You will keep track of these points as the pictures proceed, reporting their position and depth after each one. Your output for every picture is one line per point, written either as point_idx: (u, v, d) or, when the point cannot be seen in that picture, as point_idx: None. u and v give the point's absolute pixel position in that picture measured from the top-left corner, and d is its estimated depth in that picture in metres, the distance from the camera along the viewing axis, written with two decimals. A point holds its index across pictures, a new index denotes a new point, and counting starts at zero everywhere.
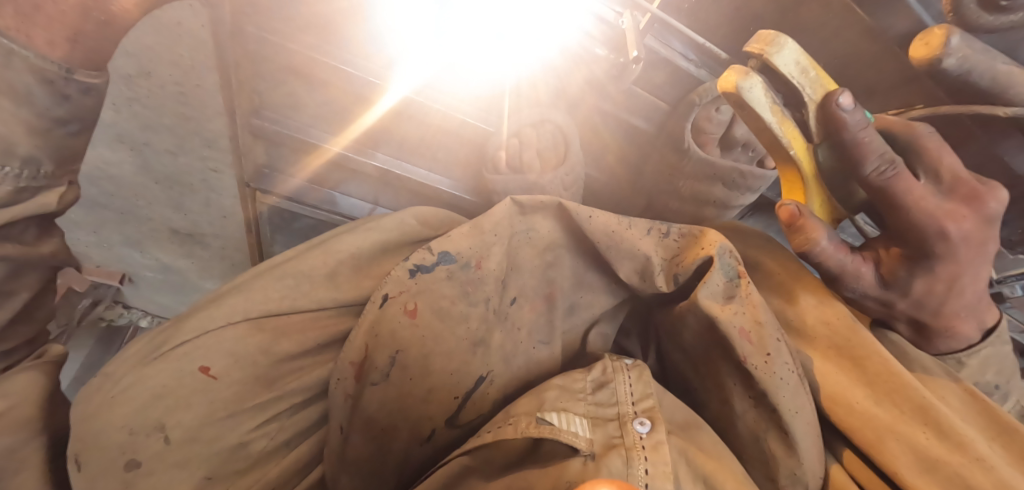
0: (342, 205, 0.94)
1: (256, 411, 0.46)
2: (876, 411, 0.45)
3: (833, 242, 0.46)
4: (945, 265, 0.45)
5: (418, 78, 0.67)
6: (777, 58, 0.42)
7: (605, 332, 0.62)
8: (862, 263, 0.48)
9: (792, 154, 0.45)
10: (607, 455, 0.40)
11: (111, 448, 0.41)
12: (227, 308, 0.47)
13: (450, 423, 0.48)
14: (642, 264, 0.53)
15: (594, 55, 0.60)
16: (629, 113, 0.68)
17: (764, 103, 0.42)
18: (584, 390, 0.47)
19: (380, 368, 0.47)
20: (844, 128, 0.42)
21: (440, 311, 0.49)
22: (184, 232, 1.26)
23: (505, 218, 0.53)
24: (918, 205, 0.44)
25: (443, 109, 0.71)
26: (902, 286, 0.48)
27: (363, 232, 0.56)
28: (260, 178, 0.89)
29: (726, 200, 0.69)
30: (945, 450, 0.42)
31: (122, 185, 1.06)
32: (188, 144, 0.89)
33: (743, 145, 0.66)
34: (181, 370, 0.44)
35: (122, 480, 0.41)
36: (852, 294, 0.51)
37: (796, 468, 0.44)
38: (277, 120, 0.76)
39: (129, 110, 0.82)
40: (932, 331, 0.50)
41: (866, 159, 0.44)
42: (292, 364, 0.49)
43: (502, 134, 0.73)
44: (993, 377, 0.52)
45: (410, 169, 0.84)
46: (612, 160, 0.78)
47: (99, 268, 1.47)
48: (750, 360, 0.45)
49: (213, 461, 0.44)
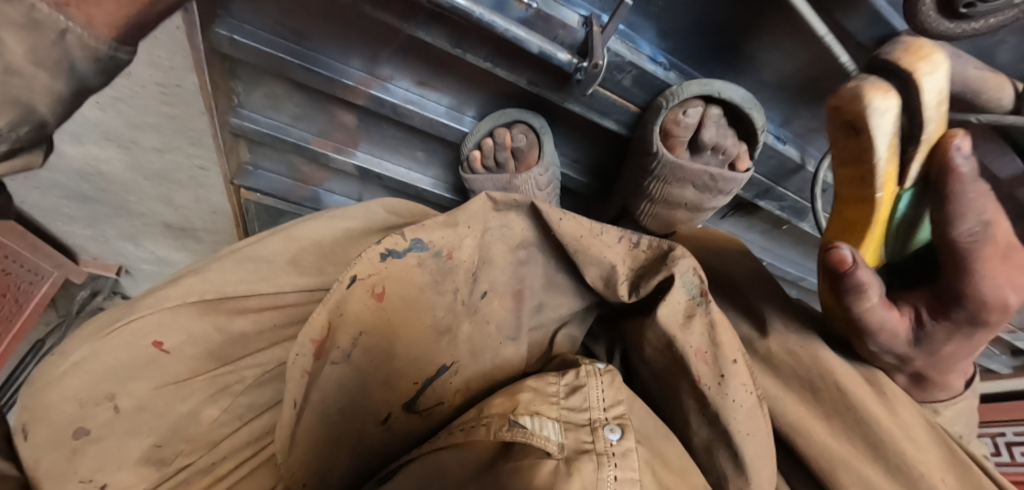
0: (327, 202, 0.96)
1: (207, 385, 0.49)
2: (830, 442, 0.47)
3: (881, 298, 0.44)
4: (979, 334, 0.45)
5: (392, 79, 0.68)
6: (926, 79, 0.41)
7: (573, 333, 0.64)
8: (902, 321, 0.46)
9: (880, 196, 0.45)
10: (579, 459, 0.41)
11: (61, 418, 0.44)
12: (182, 288, 0.49)
13: (408, 409, 0.52)
14: (608, 272, 0.53)
15: (556, 60, 0.55)
16: (599, 116, 0.66)
17: (885, 130, 0.41)
18: (558, 394, 0.48)
19: (343, 349, 0.45)
20: (958, 177, 0.40)
21: (408, 298, 0.48)
22: (177, 226, 1.28)
23: (481, 212, 0.51)
24: (980, 274, 0.42)
25: (417, 111, 0.70)
26: (934, 346, 0.46)
27: (327, 219, 0.59)
28: (245, 175, 0.91)
29: (699, 202, 0.71)
30: (892, 485, 0.44)
31: (112, 181, 1.07)
32: (174, 142, 0.90)
33: (713, 149, 0.66)
34: (133, 344, 0.46)
35: (69, 448, 0.43)
36: (876, 349, 0.49)
37: (744, 486, 0.46)
38: (257, 118, 0.77)
39: (114, 109, 0.83)
40: (931, 382, 0.51)
41: (964, 217, 0.41)
42: (246, 342, 0.52)
43: (479, 131, 0.71)
44: (960, 427, 0.54)
45: (389, 167, 0.84)
46: (587, 158, 0.79)
47: (96, 260, 1.50)
48: (702, 381, 0.47)
49: (164, 429, 0.46)
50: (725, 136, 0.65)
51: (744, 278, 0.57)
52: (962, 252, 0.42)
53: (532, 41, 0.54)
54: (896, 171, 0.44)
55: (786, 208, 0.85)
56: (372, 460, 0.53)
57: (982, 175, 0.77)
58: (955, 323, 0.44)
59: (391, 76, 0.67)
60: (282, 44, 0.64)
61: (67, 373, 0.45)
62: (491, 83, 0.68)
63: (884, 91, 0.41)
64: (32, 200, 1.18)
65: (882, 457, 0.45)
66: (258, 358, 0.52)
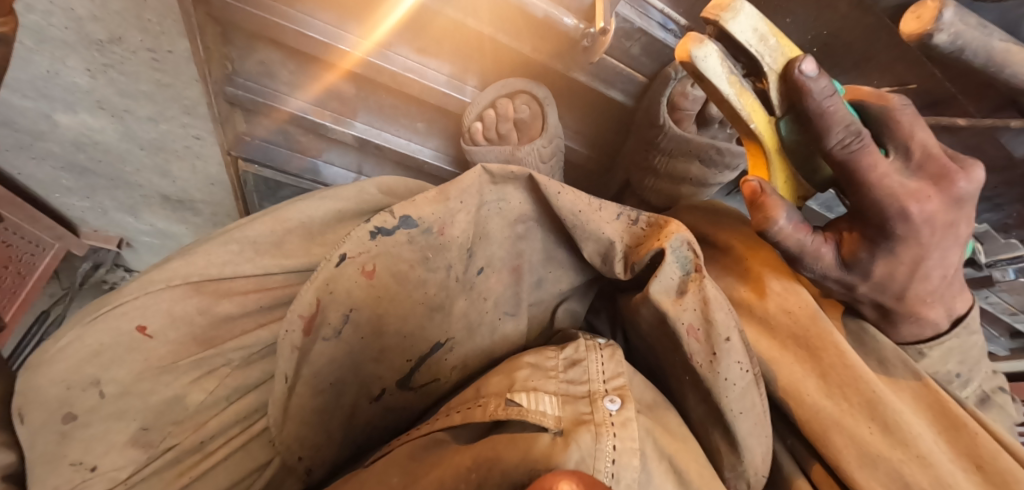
0: (326, 174, 0.94)
1: (192, 367, 0.47)
2: (826, 403, 0.46)
3: (796, 222, 0.42)
4: (908, 247, 0.43)
5: (391, 46, 0.65)
6: (731, 24, 0.36)
7: (573, 308, 0.64)
8: (823, 245, 0.44)
9: (753, 129, 0.40)
10: (577, 430, 0.40)
11: (49, 401, 0.42)
12: (169, 270, 0.49)
13: (402, 385, 0.52)
14: (605, 248, 0.52)
15: (563, 25, 0.54)
16: (606, 86, 0.65)
17: (718, 73, 0.37)
18: (556, 368, 0.48)
19: (332, 325, 0.46)
20: (809, 96, 0.37)
21: (398, 275, 0.48)
22: (175, 198, 1.26)
23: (474, 186, 0.50)
24: (885, 182, 0.40)
25: (418, 78, 0.68)
26: (862, 266, 0.44)
27: (317, 200, 0.58)
28: (242, 145, 0.88)
29: (703, 177, 0.68)
30: (886, 446, 0.43)
31: (108, 151, 1.06)
32: (167, 111, 0.88)
33: (720, 123, 0.65)
34: (118, 327, 0.45)
35: (58, 432, 0.42)
36: (811, 275, 0.47)
37: (739, 461, 0.46)
38: (254, 87, 0.75)
39: (105, 76, 0.80)
40: (897, 314, 0.48)
41: (831, 131, 0.39)
42: (233, 324, 0.50)
43: (481, 102, 0.70)
44: (954, 367, 0.53)
45: (388, 138, 0.82)
46: (591, 133, 0.77)
47: (97, 233, 1.51)
48: (695, 358, 0.46)
49: (150, 412, 0.45)
50: None
51: (745, 253, 0.56)
52: (848, 165, 0.40)
53: (538, 5, 0.53)
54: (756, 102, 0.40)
55: None
56: (369, 439, 0.53)
57: (998, 155, 0.74)
58: (871, 237, 0.43)
59: (390, 43, 0.65)
60: (275, 7, 0.61)
61: (51, 356, 0.44)
62: (493, 48, 0.66)
63: (700, 40, 0.37)
64: (27, 170, 1.16)
65: (877, 416, 0.44)
66: (245, 340, 0.50)
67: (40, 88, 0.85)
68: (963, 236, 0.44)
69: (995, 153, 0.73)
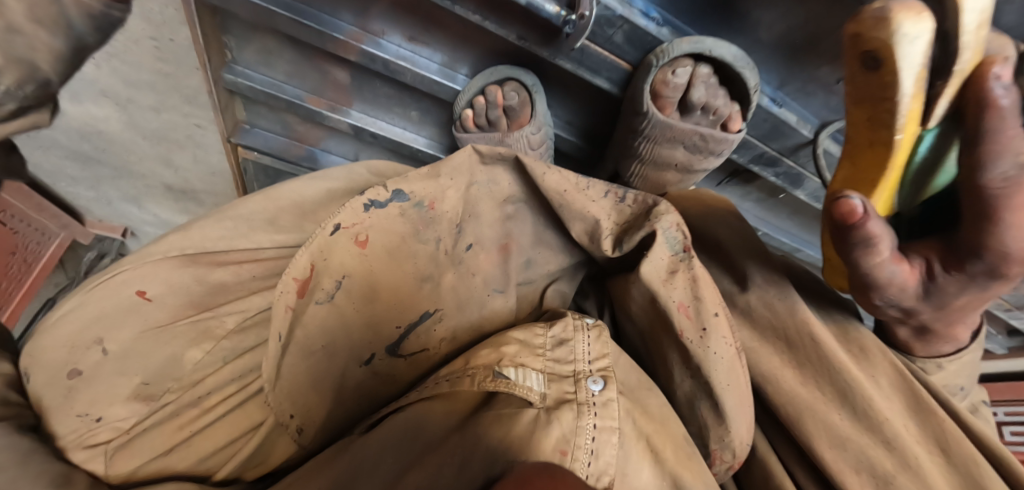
0: (323, 162, 0.96)
1: (189, 330, 0.50)
2: (800, 390, 0.48)
3: (892, 250, 0.37)
4: (1002, 288, 0.39)
5: (383, 34, 0.67)
6: (908, 24, 0.31)
7: (563, 290, 0.65)
8: (913, 275, 0.39)
9: (898, 138, 0.37)
10: (559, 408, 0.43)
11: (56, 362, 0.48)
12: (166, 244, 0.52)
13: (391, 352, 0.53)
14: (592, 227, 0.54)
15: (544, 11, 0.55)
16: (591, 74, 0.64)
17: (909, 64, 0.32)
18: (544, 346, 0.50)
19: (325, 290, 0.48)
20: (998, 114, 0.31)
21: (390, 247, 0.51)
22: (179, 188, 1.29)
23: (465, 165, 0.53)
24: (1021, 226, 0.33)
25: (409, 67, 0.69)
26: (944, 299, 0.40)
27: (306, 181, 0.60)
28: (242, 134, 0.91)
29: (688, 163, 0.71)
30: (857, 430, 0.45)
31: (112, 141, 1.08)
32: (170, 100, 0.91)
33: (703, 109, 0.66)
34: (119, 292, 0.49)
35: (65, 387, 0.47)
36: (881, 302, 0.43)
37: (725, 435, 0.48)
38: (253, 76, 0.77)
39: (109, 66, 0.83)
40: (934, 335, 0.47)
41: (999, 158, 0.32)
42: (227, 291, 0.53)
43: (470, 89, 0.71)
44: (963, 381, 0.52)
45: (384, 126, 0.85)
46: (580, 120, 0.78)
47: (103, 222, 1.55)
48: (685, 335, 0.48)
49: (150, 369, 0.49)
50: (714, 95, 0.64)
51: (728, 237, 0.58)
52: (990, 199, 0.33)
53: None
54: (920, 109, 0.36)
55: (778, 173, 0.82)
56: (366, 406, 0.54)
57: None
58: (970, 279, 0.38)
59: (383, 31, 0.67)
60: None
61: (57, 321, 0.49)
62: (483, 38, 0.67)
63: (915, 12, 0.32)
64: (33, 160, 1.19)
65: (849, 402, 0.46)
66: (239, 304, 0.52)
67: None
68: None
69: None
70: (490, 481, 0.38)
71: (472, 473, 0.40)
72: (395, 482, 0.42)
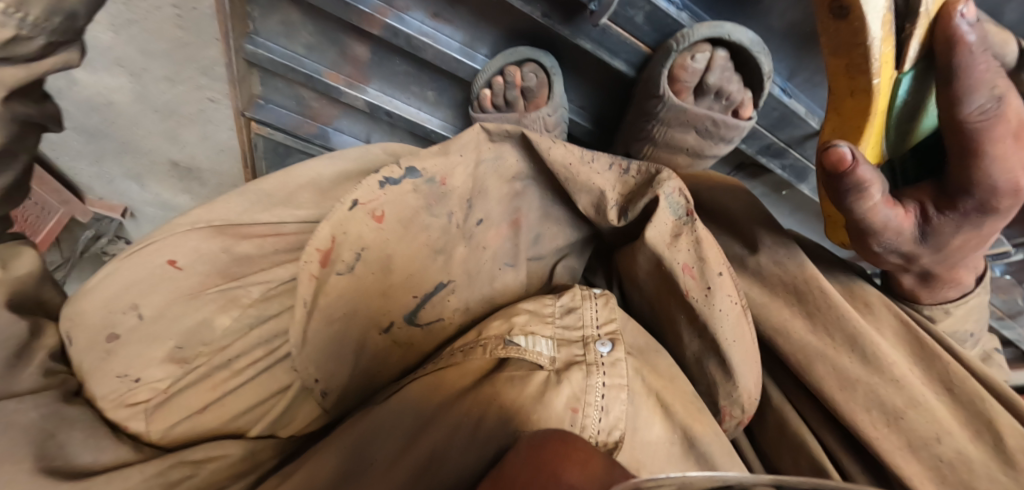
0: (335, 142, 0.97)
1: (218, 298, 0.50)
2: (809, 339, 0.50)
3: (885, 195, 0.41)
4: (993, 223, 0.43)
5: (407, 10, 0.69)
6: None
7: (573, 266, 0.66)
8: (909, 219, 0.43)
9: (876, 83, 0.42)
10: (568, 370, 0.44)
11: (92, 326, 0.47)
12: (192, 215, 0.51)
13: (409, 320, 0.54)
14: (598, 198, 0.55)
15: None
16: (610, 56, 0.66)
17: (875, 7, 0.38)
18: (554, 314, 0.51)
19: (345, 261, 0.48)
20: (967, 52, 0.37)
21: (405, 219, 0.52)
22: (184, 167, 1.28)
23: (473, 142, 0.54)
24: (999, 156, 0.39)
25: (430, 43, 0.71)
26: (940, 240, 0.45)
27: (328, 160, 0.59)
28: (256, 109, 0.91)
29: (698, 148, 0.73)
30: (865, 372, 0.47)
31: (122, 113, 1.08)
32: (185, 71, 0.91)
33: (717, 94, 0.68)
34: (152, 261, 0.48)
35: (103, 350, 0.47)
36: (880, 248, 0.46)
37: (733, 391, 0.49)
38: (272, 47, 0.77)
39: (129, 33, 0.83)
40: (937, 280, 0.51)
41: (975, 92, 0.38)
42: (253, 262, 0.52)
43: (489, 69, 0.73)
44: (970, 324, 0.56)
45: (398, 105, 0.86)
46: (592, 105, 0.80)
47: (101, 201, 1.52)
48: (691, 295, 0.49)
49: (183, 334, 0.48)
50: (728, 80, 0.66)
51: (734, 206, 0.59)
52: (972, 131, 0.39)
53: None
54: (892, 54, 0.41)
55: (786, 166, 0.84)
56: (381, 376, 0.55)
57: None
58: (963, 213, 0.42)
59: (407, 7, 0.69)
60: None
61: (93, 285, 0.48)
62: (505, 17, 0.69)
63: None
64: (36, 131, 1.17)
65: (858, 348, 0.48)
66: (265, 274, 0.51)
67: None
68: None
69: None
70: (500, 453, 0.38)
71: (486, 431, 0.40)
72: (412, 442, 0.42)
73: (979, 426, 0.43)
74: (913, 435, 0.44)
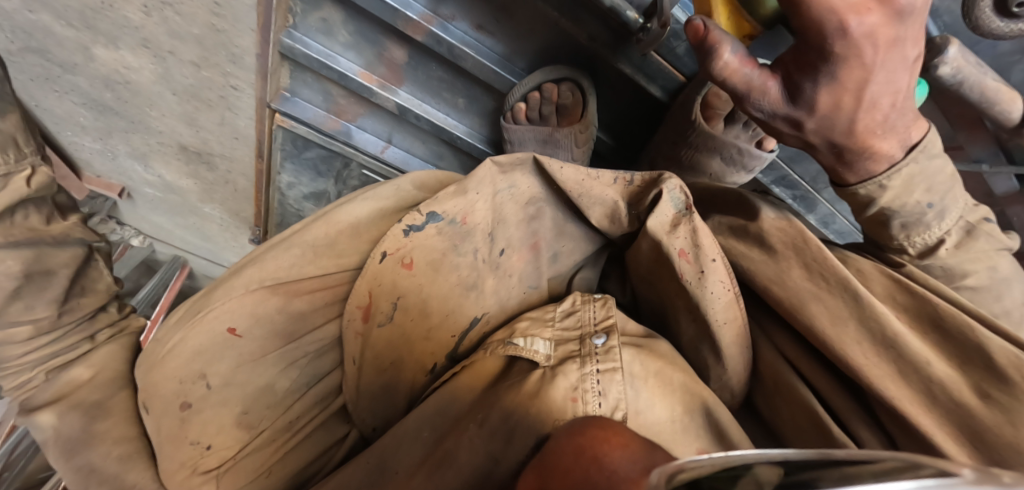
0: (358, 139, 0.97)
1: (278, 360, 0.54)
2: (804, 284, 0.47)
3: (737, 55, 0.41)
4: (850, 69, 0.38)
5: (452, 19, 0.70)
6: None
7: (588, 277, 0.68)
8: (770, 78, 0.42)
9: None
10: (563, 364, 0.47)
11: (167, 395, 0.51)
12: (244, 277, 0.50)
13: (451, 357, 0.58)
14: (611, 209, 0.57)
15: (624, 16, 0.62)
16: (647, 80, 0.73)
17: None
18: (554, 318, 0.55)
19: (384, 313, 0.54)
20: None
21: (434, 262, 0.54)
22: (193, 150, 1.26)
23: (487, 177, 0.54)
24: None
25: (472, 54, 0.73)
26: (807, 99, 0.41)
27: (361, 201, 0.55)
28: (282, 101, 0.90)
29: (722, 174, 0.75)
30: (847, 317, 0.44)
31: (138, 92, 1.06)
32: (213, 57, 0.91)
33: (744, 124, 0.73)
34: (212, 330, 0.50)
35: (178, 417, 0.51)
36: (760, 114, 0.45)
37: (723, 374, 0.52)
38: (309, 43, 0.78)
39: (160, 15, 0.83)
40: (852, 155, 0.45)
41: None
42: (306, 320, 0.54)
43: (528, 84, 0.75)
44: (922, 196, 0.46)
45: (429, 110, 0.87)
46: (620, 126, 0.84)
47: (100, 179, 1.49)
48: (685, 277, 0.51)
49: (248, 399, 0.53)
50: None
51: None
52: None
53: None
54: None
55: (796, 196, 0.90)
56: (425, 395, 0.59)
57: (981, 188, 0.88)
58: (814, 65, 0.39)
59: (452, 16, 0.70)
60: None
61: (166, 356, 0.50)
62: (546, 34, 0.71)
63: None
64: (45, 105, 1.14)
65: (851, 294, 0.44)
66: (320, 333, 0.55)
67: (88, 19, 0.85)
68: (913, 58, 0.40)
69: (979, 190, 0.89)
70: (541, 440, 0.42)
71: (491, 429, 0.45)
72: (434, 446, 0.48)
73: (969, 355, 0.40)
74: (907, 363, 0.41)
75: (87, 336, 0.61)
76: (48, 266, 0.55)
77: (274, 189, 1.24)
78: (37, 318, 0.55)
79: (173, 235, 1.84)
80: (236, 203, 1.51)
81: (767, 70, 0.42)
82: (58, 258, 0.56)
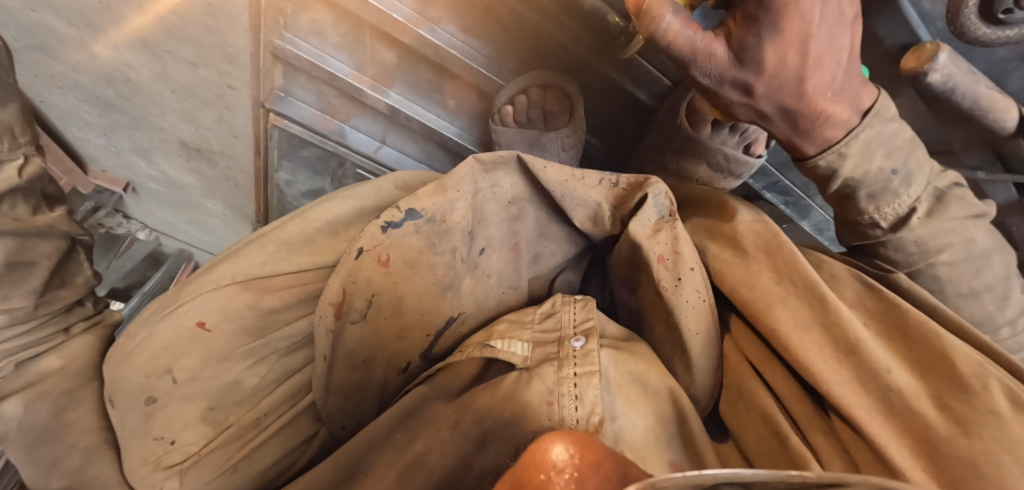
0: (352, 139, 0.98)
1: (245, 356, 0.54)
2: (772, 289, 0.47)
3: (680, 16, 0.40)
4: (792, 21, 0.40)
5: (439, 22, 0.74)
6: None
7: (569, 279, 0.68)
8: (714, 40, 0.43)
9: None
10: (540, 366, 0.47)
11: (133, 389, 0.52)
12: (218, 272, 0.53)
13: (424, 357, 0.59)
14: (593, 211, 0.57)
15: (604, 20, 0.69)
16: (633, 84, 0.78)
17: None
18: (533, 320, 0.55)
19: (358, 310, 0.54)
20: None
21: (410, 260, 0.54)
22: (194, 146, 1.27)
23: (468, 176, 0.54)
24: None
25: (459, 56, 0.77)
26: (754, 60, 0.42)
27: (342, 200, 0.58)
28: (276, 101, 0.92)
29: (710, 180, 0.74)
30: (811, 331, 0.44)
31: (138, 90, 1.08)
32: (210, 57, 0.92)
33: (732, 128, 0.70)
34: (181, 324, 0.51)
35: (143, 412, 0.52)
36: (709, 81, 0.45)
37: (691, 385, 0.52)
38: (300, 44, 0.79)
39: (157, 14, 0.83)
40: (803, 120, 0.47)
41: None
42: (277, 316, 0.54)
43: (513, 87, 0.79)
44: (882, 161, 0.49)
45: (420, 111, 0.88)
46: (606, 127, 0.86)
47: (105, 173, 1.50)
48: (662, 284, 0.51)
49: (214, 394, 0.53)
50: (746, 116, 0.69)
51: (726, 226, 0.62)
52: None
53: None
54: None
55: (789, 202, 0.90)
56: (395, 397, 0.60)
57: None
58: (760, 23, 0.40)
59: (439, 19, 0.73)
60: None
61: (134, 350, 0.52)
62: (531, 36, 0.75)
63: None
64: (49, 100, 1.15)
65: (824, 315, 0.44)
66: (289, 330, 0.56)
67: (87, 19, 0.87)
68: (849, 18, 0.42)
69: None
70: (518, 452, 0.42)
71: (464, 430, 0.45)
72: (406, 447, 0.48)
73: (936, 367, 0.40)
74: (868, 377, 0.41)
75: (61, 328, 0.59)
76: (27, 255, 0.53)
77: (273, 186, 1.26)
78: (13, 308, 0.53)
79: (177, 229, 1.86)
80: (238, 199, 1.52)
81: (710, 33, 0.43)
82: (39, 248, 0.55)
